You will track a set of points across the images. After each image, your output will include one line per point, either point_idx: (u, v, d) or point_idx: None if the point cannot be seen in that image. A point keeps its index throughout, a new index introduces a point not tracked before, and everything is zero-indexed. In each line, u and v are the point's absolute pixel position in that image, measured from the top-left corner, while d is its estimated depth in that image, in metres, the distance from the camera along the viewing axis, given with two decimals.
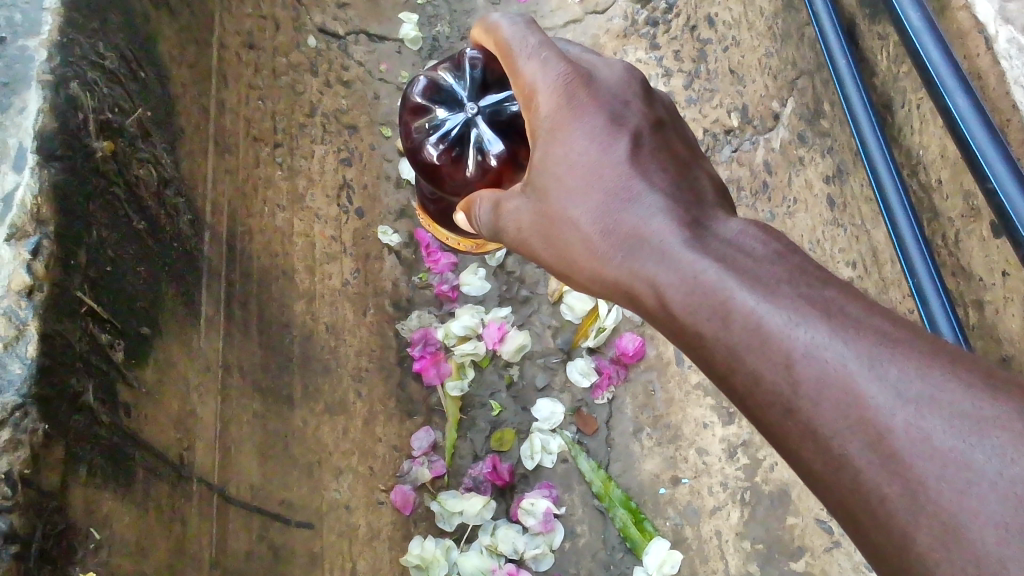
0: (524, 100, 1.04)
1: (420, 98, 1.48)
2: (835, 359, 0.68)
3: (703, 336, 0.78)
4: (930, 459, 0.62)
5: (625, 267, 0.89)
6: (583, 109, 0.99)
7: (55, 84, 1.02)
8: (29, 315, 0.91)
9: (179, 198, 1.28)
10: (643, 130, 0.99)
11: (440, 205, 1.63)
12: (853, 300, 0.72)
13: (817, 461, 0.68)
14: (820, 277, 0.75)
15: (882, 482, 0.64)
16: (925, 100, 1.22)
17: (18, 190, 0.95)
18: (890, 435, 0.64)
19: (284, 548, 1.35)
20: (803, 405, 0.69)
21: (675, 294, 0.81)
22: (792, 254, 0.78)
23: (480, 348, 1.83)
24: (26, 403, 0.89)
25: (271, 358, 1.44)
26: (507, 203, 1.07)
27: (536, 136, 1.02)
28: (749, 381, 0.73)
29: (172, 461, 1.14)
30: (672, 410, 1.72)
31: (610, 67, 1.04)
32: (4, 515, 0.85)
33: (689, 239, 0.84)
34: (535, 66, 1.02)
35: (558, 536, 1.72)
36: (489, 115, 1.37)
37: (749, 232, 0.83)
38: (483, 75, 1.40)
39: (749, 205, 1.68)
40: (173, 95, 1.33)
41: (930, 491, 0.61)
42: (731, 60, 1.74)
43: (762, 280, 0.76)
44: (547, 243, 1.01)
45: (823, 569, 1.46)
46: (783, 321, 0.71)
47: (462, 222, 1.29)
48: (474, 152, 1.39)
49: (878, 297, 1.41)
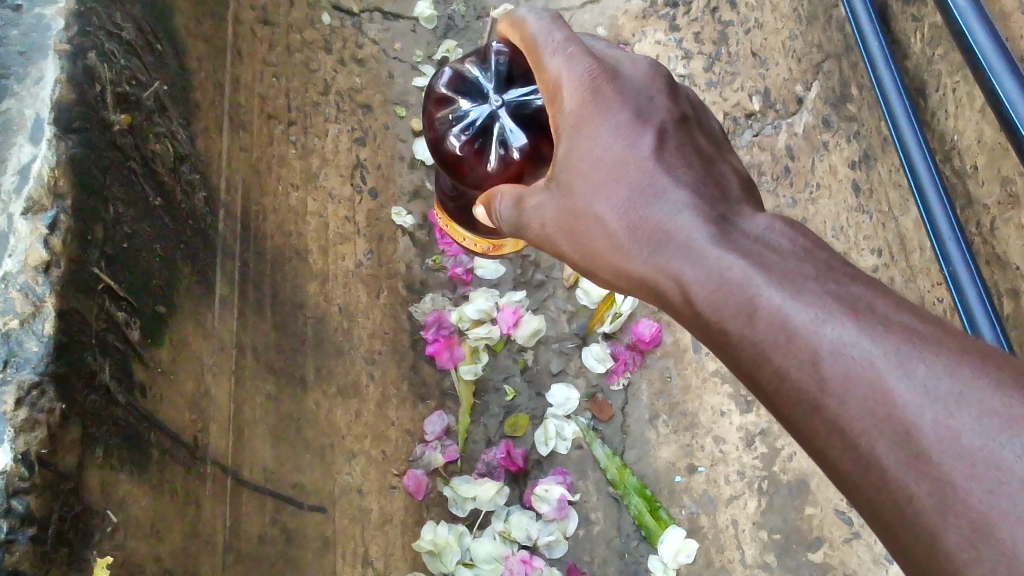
0: (548, 96, 1.00)
1: (445, 89, 1.44)
2: (862, 357, 0.66)
3: (729, 333, 0.76)
4: (958, 458, 0.60)
5: (650, 263, 0.87)
6: (607, 104, 0.95)
7: (73, 54, 0.99)
8: (47, 291, 0.89)
9: (195, 174, 1.26)
10: (668, 125, 0.95)
11: (459, 201, 1.59)
12: (883, 297, 0.70)
13: (845, 459, 0.66)
14: (850, 275, 0.72)
15: (909, 481, 0.61)
16: (962, 83, 1.21)
17: (36, 162, 0.93)
18: (917, 433, 0.62)
19: (297, 532, 1.33)
20: (830, 402, 0.67)
21: (701, 291, 0.79)
22: (819, 250, 0.76)
23: (495, 332, 1.81)
24: (44, 381, 0.87)
25: (284, 340, 1.42)
26: (530, 199, 1.03)
27: (559, 131, 0.98)
28: (775, 378, 0.71)
29: (187, 442, 1.12)
30: (689, 397, 1.69)
31: (635, 63, 1.01)
32: (22, 496, 0.83)
33: (715, 236, 0.81)
34: (560, 61, 0.98)
35: (572, 523, 1.70)
36: (513, 108, 1.35)
37: (777, 228, 0.81)
38: (509, 69, 1.37)
39: (770, 189, 1.62)
40: (190, 69, 1.30)
41: (958, 490, 0.59)
42: (754, 42, 1.70)
43: (791, 277, 0.73)
44: (570, 237, 0.98)
45: (842, 560, 1.43)
46: (810, 318, 0.69)
47: (481, 217, 1.24)
48: (496, 145, 1.36)
49: (904, 286, 1.37)
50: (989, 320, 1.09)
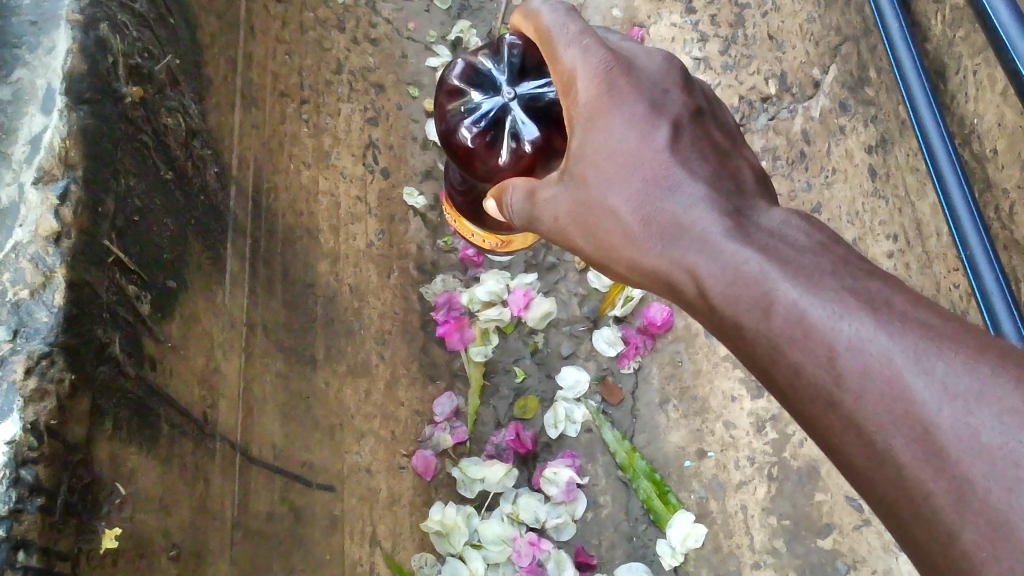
0: (562, 88, 1.00)
1: (458, 81, 1.45)
2: (880, 353, 0.65)
3: (744, 328, 0.75)
4: (977, 456, 0.59)
5: (665, 256, 0.86)
6: (622, 96, 0.94)
7: (85, 24, 0.98)
8: (57, 262, 0.89)
9: (206, 150, 1.26)
10: (683, 118, 0.95)
11: (469, 195, 1.60)
12: (900, 293, 0.69)
13: (861, 456, 0.65)
14: (867, 269, 0.72)
15: (926, 479, 0.61)
16: (983, 65, 1.20)
17: (48, 132, 0.92)
18: (935, 430, 0.61)
19: (306, 509, 1.33)
20: (846, 399, 0.66)
21: (716, 284, 0.78)
22: (835, 246, 0.75)
23: (505, 314, 1.80)
24: (53, 351, 0.86)
25: (294, 318, 1.42)
26: (544, 192, 1.03)
27: (574, 123, 0.98)
28: (790, 374, 0.70)
29: (196, 418, 1.12)
30: (700, 381, 1.68)
31: (651, 56, 1.01)
32: (31, 466, 0.83)
33: (731, 229, 0.81)
34: (575, 53, 0.98)
35: (580, 506, 1.70)
36: (525, 101, 1.34)
37: (793, 222, 0.80)
38: (521, 61, 1.36)
39: (785, 173, 1.60)
40: (203, 43, 1.30)
41: (977, 488, 0.58)
42: (771, 25, 1.68)
43: (806, 271, 0.73)
44: (584, 230, 0.98)
45: (852, 547, 1.43)
46: (826, 314, 0.68)
47: (493, 210, 1.22)
48: (508, 138, 1.35)
49: (919, 273, 1.36)
50: (1008, 312, 1.08)
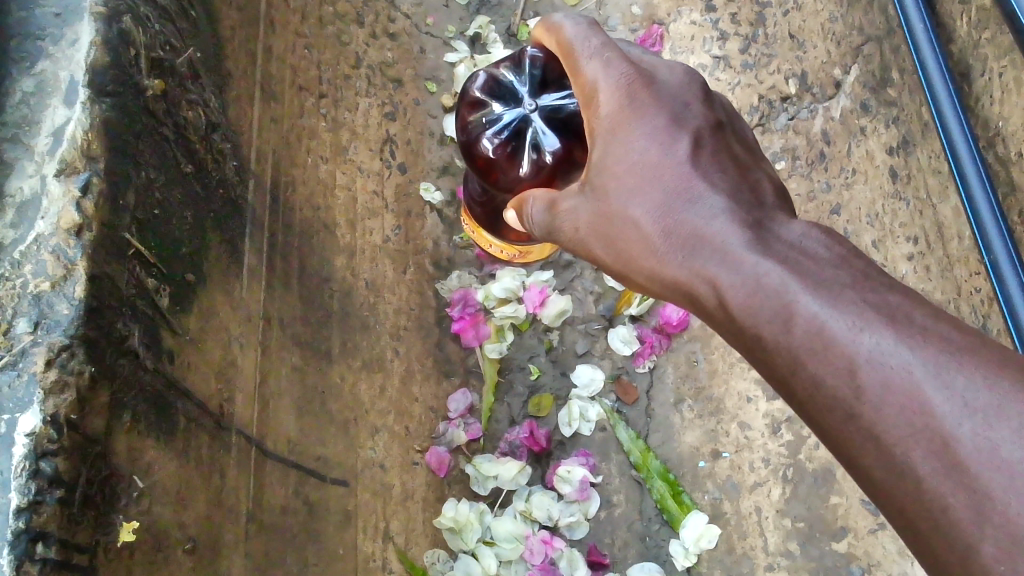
0: (584, 100, 1.01)
1: (480, 93, 1.44)
2: (900, 366, 0.66)
3: (764, 339, 0.76)
4: (996, 470, 0.61)
5: (684, 266, 0.86)
6: (643, 108, 0.96)
7: (108, 16, 0.98)
8: (78, 254, 0.89)
9: (225, 143, 1.25)
10: (703, 130, 0.96)
11: (488, 208, 1.64)
12: (919, 308, 0.71)
13: (879, 467, 0.67)
14: (885, 284, 0.73)
15: (944, 491, 0.62)
16: (1008, 68, 1.19)
17: (69, 124, 0.93)
18: (955, 444, 0.63)
19: (320, 503, 1.33)
20: (866, 410, 0.68)
21: (735, 296, 0.79)
22: (856, 258, 0.76)
23: (521, 312, 1.79)
24: (73, 344, 0.86)
25: (311, 312, 1.41)
26: (564, 202, 1.04)
27: (595, 135, 0.99)
28: (808, 385, 0.72)
29: (213, 411, 1.12)
30: (716, 381, 1.68)
31: (671, 69, 1.02)
32: (50, 458, 0.83)
33: (751, 240, 0.81)
34: (597, 66, 1.00)
35: (593, 505, 1.69)
36: (546, 112, 1.36)
37: (812, 234, 0.81)
38: (543, 74, 1.38)
39: (804, 174, 1.60)
40: (224, 37, 1.30)
41: (996, 502, 0.60)
42: (792, 24, 1.66)
43: (827, 284, 0.73)
44: (604, 239, 0.98)
45: (866, 551, 1.43)
46: (847, 326, 0.70)
47: (512, 220, 1.25)
48: (529, 150, 1.37)
49: (940, 276, 1.35)
50: None
